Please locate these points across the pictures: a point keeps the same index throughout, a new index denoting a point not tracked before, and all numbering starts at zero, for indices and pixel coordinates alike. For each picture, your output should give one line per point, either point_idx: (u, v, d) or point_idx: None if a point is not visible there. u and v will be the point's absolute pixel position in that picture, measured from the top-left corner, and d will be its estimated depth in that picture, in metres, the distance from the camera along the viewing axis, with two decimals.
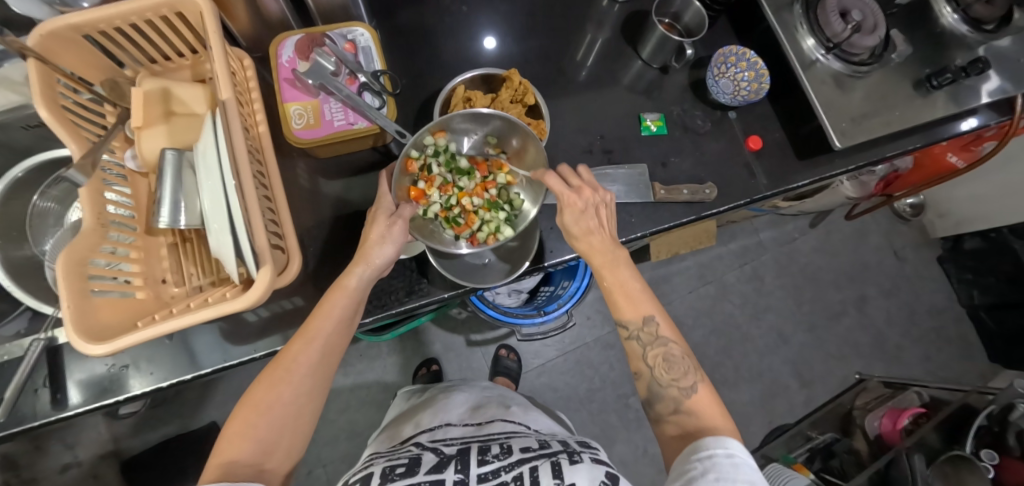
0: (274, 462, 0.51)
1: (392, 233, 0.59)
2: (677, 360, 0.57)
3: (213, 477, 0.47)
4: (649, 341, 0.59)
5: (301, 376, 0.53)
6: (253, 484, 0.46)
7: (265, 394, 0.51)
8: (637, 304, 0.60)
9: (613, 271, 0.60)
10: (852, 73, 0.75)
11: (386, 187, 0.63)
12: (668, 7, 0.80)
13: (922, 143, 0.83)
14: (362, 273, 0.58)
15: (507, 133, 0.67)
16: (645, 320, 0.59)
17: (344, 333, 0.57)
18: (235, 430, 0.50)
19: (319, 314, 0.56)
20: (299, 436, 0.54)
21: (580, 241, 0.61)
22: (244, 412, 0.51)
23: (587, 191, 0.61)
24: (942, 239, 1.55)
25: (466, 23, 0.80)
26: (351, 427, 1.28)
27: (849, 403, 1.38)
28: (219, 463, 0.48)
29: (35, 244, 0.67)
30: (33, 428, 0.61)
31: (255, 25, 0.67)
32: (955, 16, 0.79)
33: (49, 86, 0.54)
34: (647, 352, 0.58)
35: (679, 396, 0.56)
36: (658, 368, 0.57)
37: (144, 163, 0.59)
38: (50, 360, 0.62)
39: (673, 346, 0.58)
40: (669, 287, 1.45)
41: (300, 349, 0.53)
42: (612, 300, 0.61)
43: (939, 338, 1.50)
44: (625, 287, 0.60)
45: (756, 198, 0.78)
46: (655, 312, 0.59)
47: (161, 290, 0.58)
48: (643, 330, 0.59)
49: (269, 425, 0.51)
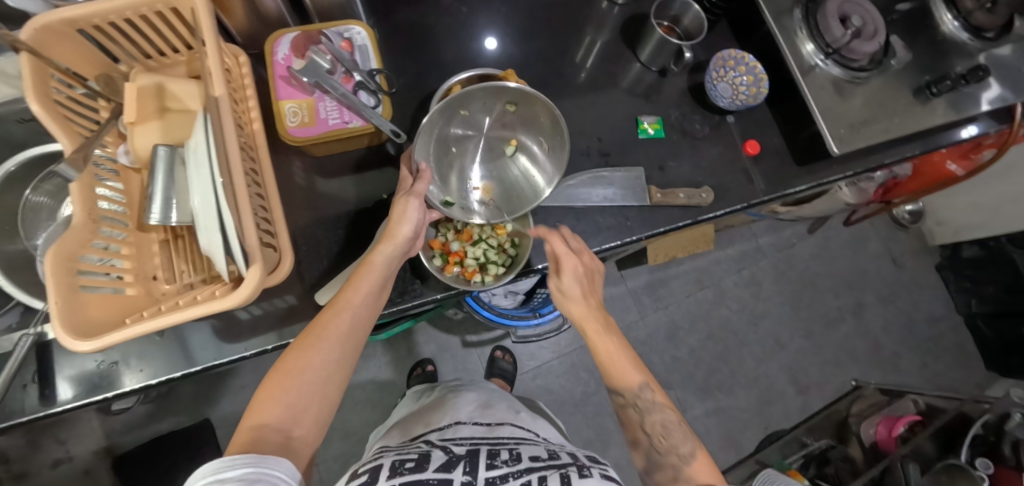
0: (303, 429, 0.50)
1: (411, 209, 0.59)
2: (674, 427, 0.57)
3: (244, 443, 0.46)
4: (645, 408, 0.58)
5: (332, 344, 0.53)
6: (280, 460, 0.44)
7: (297, 358, 0.51)
8: (629, 371, 0.59)
9: (604, 338, 0.61)
10: (851, 79, 0.74)
11: (406, 170, 0.64)
12: (667, 10, 0.80)
13: (923, 150, 0.82)
14: (386, 251, 0.58)
15: (526, 104, 0.67)
16: (639, 388, 0.58)
17: (372, 307, 0.57)
18: (266, 395, 0.49)
19: (349, 286, 0.56)
20: (327, 402, 0.52)
21: (573, 306, 0.62)
22: (276, 377, 0.50)
23: (585, 256, 0.64)
24: (941, 246, 1.55)
25: (466, 23, 0.80)
26: (344, 427, 1.28)
27: (845, 409, 1.39)
28: (250, 426, 0.47)
29: (28, 238, 0.66)
30: (22, 424, 0.61)
31: (252, 22, 0.67)
32: (955, 23, 0.79)
33: (42, 81, 0.53)
34: (644, 420, 0.58)
35: (678, 464, 0.55)
36: (656, 436, 0.57)
37: (137, 159, 0.58)
38: (39, 356, 0.62)
39: (668, 412, 0.58)
40: (666, 291, 1.45)
41: (331, 316, 0.53)
42: (602, 367, 0.61)
43: (936, 346, 1.50)
44: (615, 356, 0.60)
45: (753, 203, 0.78)
46: (648, 379, 0.59)
47: (152, 286, 0.58)
48: (639, 397, 0.58)
49: (300, 392, 0.50)
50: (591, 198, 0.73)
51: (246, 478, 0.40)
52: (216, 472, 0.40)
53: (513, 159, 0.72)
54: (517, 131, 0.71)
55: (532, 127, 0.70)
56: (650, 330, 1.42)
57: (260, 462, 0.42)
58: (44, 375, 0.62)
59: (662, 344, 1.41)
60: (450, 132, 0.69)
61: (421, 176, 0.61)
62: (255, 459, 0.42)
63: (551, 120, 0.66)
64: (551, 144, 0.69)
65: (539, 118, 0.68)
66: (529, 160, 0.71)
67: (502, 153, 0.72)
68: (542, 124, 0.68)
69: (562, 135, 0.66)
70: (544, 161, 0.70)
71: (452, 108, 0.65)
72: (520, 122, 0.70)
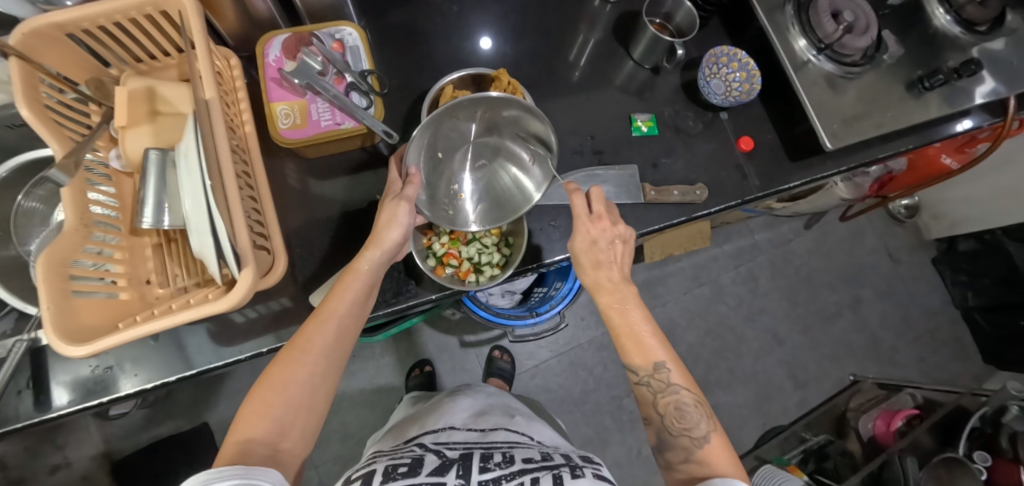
0: (290, 442, 0.50)
1: (401, 213, 0.59)
2: (689, 409, 0.56)
3: (231, 455, 0.46)
4: (660, 388, 0.57)
5: (317, 357, 0.52)
6: (269, 471, 0.44)
7: (281, 372, 0.51)
8: (647, 349, 0.58)
9: (620, 311, 0.60)
10: (844, 74, 0.74)
11: (395, 173, 0.64)
12: (659, 8, 0.80)
13: (916, 144, 0.82)
14: (373, 257, 0.58)
15: (517, 114, 0.65)
16: (655, 366, 0.57)
17: (357, 316, 0.57)
18: (252, 410, 0.49)
19: (334, 296, 0.55)
20: (314, 416, 0.52)
21: (589, 273, 0.62)
22: (260, 392, 0.50)
23: (606, 220, 0.62)
24: (937, 240, 1.55)
25: (458, 22, 0.80)
26: (344, 428, 1.28)
27: (843, 404, 1.38)
28: (235, 440, 0.47)
29: (19, 244, 0.65)
30: (18, 430, 0.61)
31: (242, 24, 0.67)
32: (947, 17, 0.79)
33: (31, 85, 0.53)
34: (658, 399, 0.57)
35: (691, 446, 0.54)
36: (669, 417, 0.56)
37: (128, 163, 0.58)
38: (33, 361, 0.61)
39: (685, 394, 0.56)
40: (664, 288, 1.45)
41: (315, 329, 0.53)
42: (619, 342, 0.60)
43: (934, 340, 1.50)
44: (634, 331, 0.59)
45: (748, 200, 0.78)
46: (666, 358, 0.58)
47: (145, 291, 0.58)
48: (653, 376, 0.57)
49: (286, 405, 0.50)
50: None
51: None
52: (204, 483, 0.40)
53: (502, 168, 0.71)
54: (505, 138, 0.70)
55: (521, 135, 0.69)
56: None
57: (248, 474, 0.42)
58: (38, 381, 0.61)
59: None
60: (438, 137, 0.66)
61: (411, 181, 0.61)
62: (242, 471, 0.42)
63: (540, 130, 0.66)
64: (540, 154, 0.69)
65: (528, 128, 0.67)
66: (519, 169, 0.70)
67: (490, 161, 0.71)
68: (531, 134, 0.68)
69: (551, 147, 0.66)
70: (531, 169, 0.70)
71: (442, 115, 0.63)
72: (510, 130, 0.69)
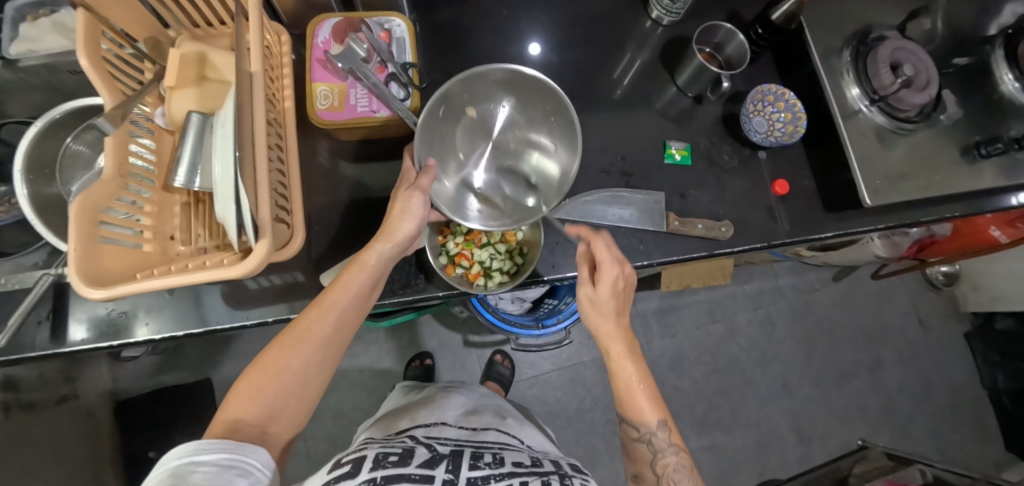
0: (278, 426, 0.52)
1: (415, 206, 0.59)
2: (684, 472, 0.59)
3: (220, 432, 0.48)
4: (658, 449, 0.60)
5: (313, 347, 0.53)
6: (257, 451, 0.46)
7: (276, 358, 0.52)
8: (649, 410, 0.60)
9: (627, 363, 0.60)
10: (895, 129, 0.71)
11: (409, 163, 0.64)
12: (710, 37, 0.78)
13: (964, 212, 0.78)
14: (382, 249, 0.58)
15: (543, 104, 0.67)
16: (655, 427, 0.60)
17: (359, 307, 0.57)
18: (243, 392, 0.50)
19: (337, 285, 0.56)
20: (304, 405, 0.54)
21: (602, 324, 0.61)
22: (254, 374, 0.51)
23: (620, 268, 0.60)
24: (973, 313, 1.47)
25: (506, 26, 0.80)
26: (338, 407, 1.29)
27: (847, 468, 1.31)
28: (225, 419, 0.49)
29: (63, 183, 0.68)
30: (33, 358, 0.64)
31: (298, 3, 0.69)
32: (1016, 84, 0.74)
33: (94, 37, 0.55)
34: (655, 459, 0.60)
35: None
36: (665, 478, 0.59)
37: (171, 122, 0.60)
38: (55, 295, 0.64)
39: (681, 456, 0.60)
40: (676, 318, 1.42)
41: (314, 317, 0.53)
42: (621, 396, 0.61)
43: (955, 416, 1.42)
44: (638, 387, 0.60)
45: (775, 244, 0.75)
46: (666, 419, 0.60)
47: (167, 246, 0.60)
48: (654, 436, 0.60)
49: (277, 392, 0.51)
50: (606, 217, 0.73)
51: (220, 463, 0.43)
52: (191, 453, 0.43)
53: (522, 168, 0.70)
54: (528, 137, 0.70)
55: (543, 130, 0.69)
56: (654, 356, 1.39)
57: (235, 449, 0.45)
58: (57, 314, 0.64)
59: (664, 371, 1.38)
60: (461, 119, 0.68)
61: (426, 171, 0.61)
62: (232, 446, 0.45)
63: (562, 120, 0.66)
64: (561, 149, 0.68)
65: (553, 122, 0.67)
66: (537, 171, 0.69)
67: (511, 161, 0.70)
68: (554, 130, 0.68)
69: (574, 139, 0.65)
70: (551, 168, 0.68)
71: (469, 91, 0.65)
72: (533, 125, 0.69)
